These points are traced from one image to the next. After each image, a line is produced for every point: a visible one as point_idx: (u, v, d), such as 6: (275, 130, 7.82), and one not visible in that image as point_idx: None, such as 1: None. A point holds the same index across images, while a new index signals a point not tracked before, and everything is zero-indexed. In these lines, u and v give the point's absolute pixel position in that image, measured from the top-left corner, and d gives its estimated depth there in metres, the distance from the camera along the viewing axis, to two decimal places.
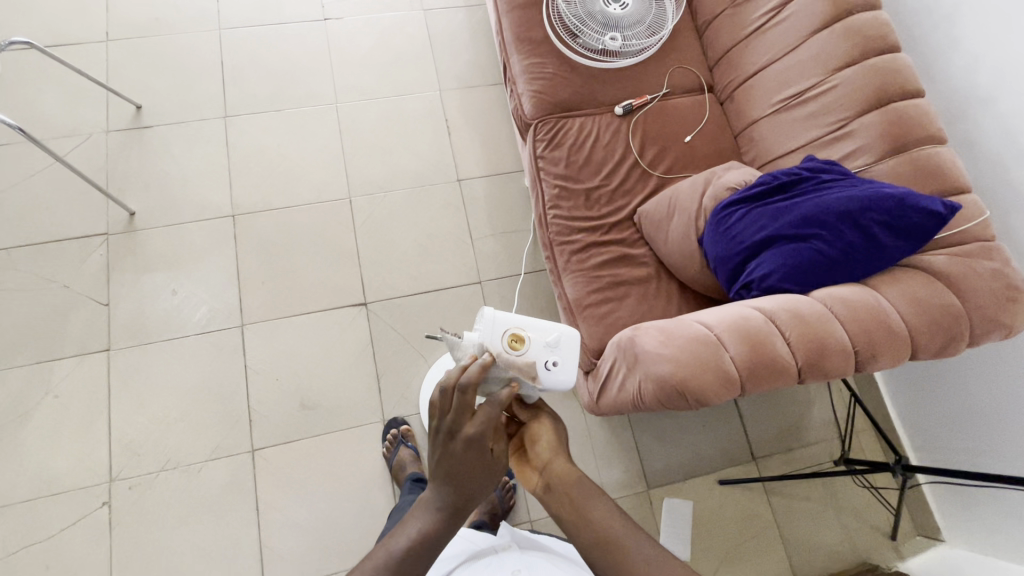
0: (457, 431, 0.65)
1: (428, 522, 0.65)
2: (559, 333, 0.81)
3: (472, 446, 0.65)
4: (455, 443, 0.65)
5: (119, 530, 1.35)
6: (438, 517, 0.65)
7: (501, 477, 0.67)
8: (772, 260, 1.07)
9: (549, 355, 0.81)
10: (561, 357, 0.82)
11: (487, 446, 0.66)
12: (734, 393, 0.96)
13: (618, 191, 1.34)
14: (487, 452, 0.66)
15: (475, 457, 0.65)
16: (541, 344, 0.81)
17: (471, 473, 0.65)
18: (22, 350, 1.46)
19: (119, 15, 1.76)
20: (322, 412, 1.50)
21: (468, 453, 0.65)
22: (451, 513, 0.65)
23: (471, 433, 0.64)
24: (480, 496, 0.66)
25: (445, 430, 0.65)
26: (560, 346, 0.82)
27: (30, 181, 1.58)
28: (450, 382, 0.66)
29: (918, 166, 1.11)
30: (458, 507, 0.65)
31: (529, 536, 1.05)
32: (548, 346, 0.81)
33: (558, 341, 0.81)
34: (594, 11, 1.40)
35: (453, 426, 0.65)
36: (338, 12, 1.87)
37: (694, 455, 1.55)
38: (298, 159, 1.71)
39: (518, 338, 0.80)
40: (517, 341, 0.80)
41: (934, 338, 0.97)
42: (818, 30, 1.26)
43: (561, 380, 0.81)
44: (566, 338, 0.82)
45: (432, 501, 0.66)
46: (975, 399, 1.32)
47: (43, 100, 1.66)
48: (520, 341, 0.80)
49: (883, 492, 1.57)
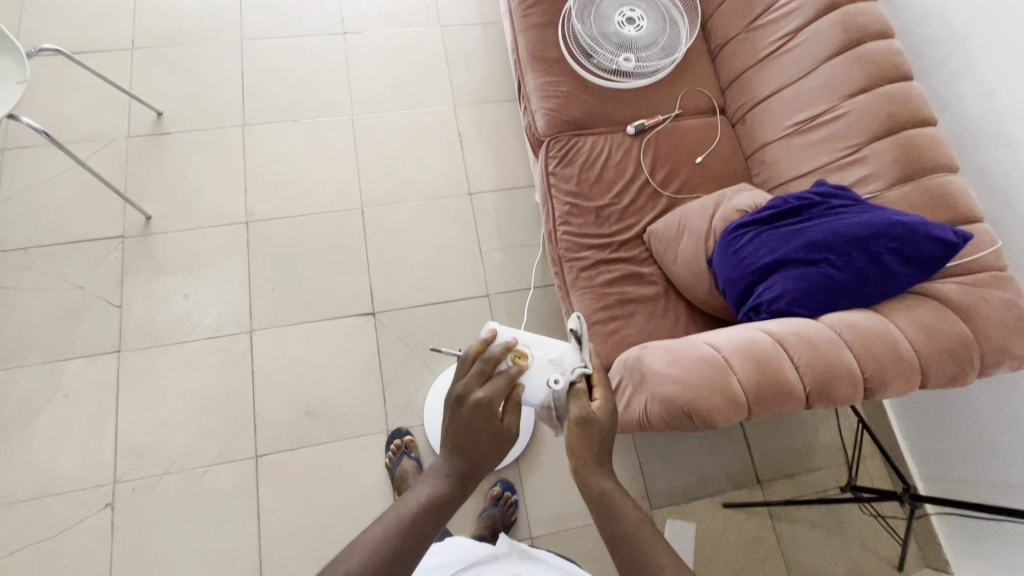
0: (468, 398, 0.71)
1: (435, 485, 0.69)
2: (563, 351, 0.83)
3: (480, 412, 0.70)
4: (465, 408, 0.70)
5: (121, 533, 1.36)
6: (446, 480, 0.69)
7: (506, 448, 0.71)
8: (781, 284, 1.07)
9: (554, 373, 0.82)
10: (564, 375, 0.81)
11: (494, 414, 0.71)
12: (742, 416, 0.95)
13: (628, 210, 1.35)
14: (493, 420, 0.71)
15: (482, 423, 0.70)
16: (545, 362, 0.82)
17: (477, 439, 0.70)
18: (34, 349, 1.48)
19: (145, 24, 1.81)
20: (327, 420, 1.50)
21: (476, 417, 0.70)
22: (458, 477, 0.70)
23: (480, 398, 0.70)
24: (486, 463, 0.71)
25: (458, 395, 0.71)
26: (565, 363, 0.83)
27: (50, 184, 1.61)
28: (470, 353, 0.75)
29: (930, 194, 1.11)
30: (464, 471, 0.70)
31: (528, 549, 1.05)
32: (552, 364, 0.82)
33: (562, 359, 0.82)
34: (608, 33, 1.43)
35: (466, 391, 0.72)
36: (356, 26, 1.91)
37: (699, 477, 1.54)
38: (313, 168, 1.74)
39: (522, 355, 0.81)
40: (523, 356, 0.81)
41: (945, 367, 0.97)
42: (831, 56, 1.27)
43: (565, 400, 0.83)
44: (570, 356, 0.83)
45: (441, 467, 0.70)
46: (987, 431, 1.30)
47: (68, 104, 1.70)
48: (524, 357, 0.81)
49: (890, 521, 1.54)
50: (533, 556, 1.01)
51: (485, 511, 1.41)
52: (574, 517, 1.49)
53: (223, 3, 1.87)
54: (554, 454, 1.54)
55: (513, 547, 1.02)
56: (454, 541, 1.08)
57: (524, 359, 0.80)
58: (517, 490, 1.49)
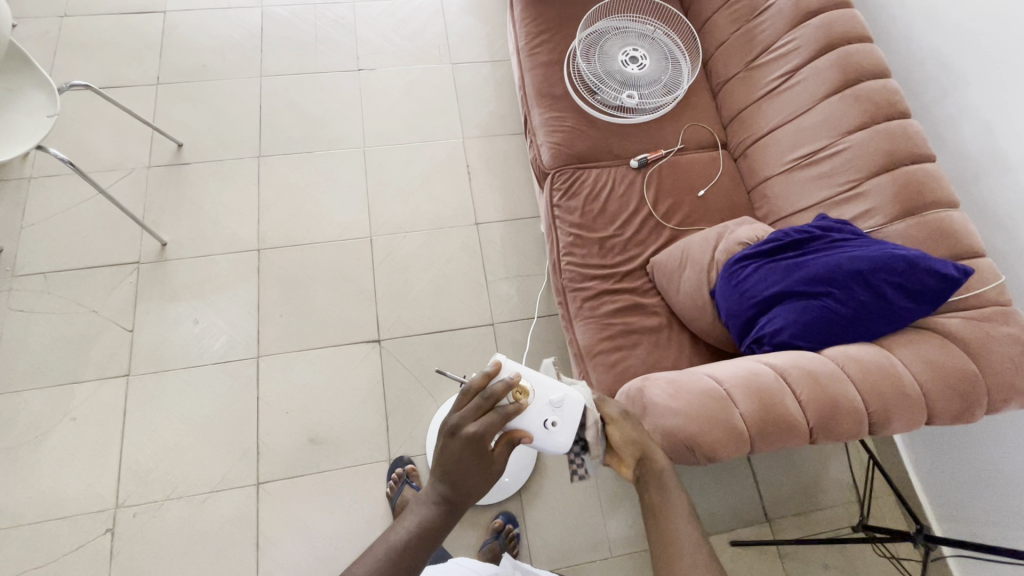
0: (463, 428, 0.73)
1: (425, 513, 0.69)
2: (563, 394, 0.87)
3: (472, 444, 0.72)
4: (459, 438, 0.72)
5: (119, 559, 1.35)
6: (434, 510, 0.70)
7: (494, 481, 0.73)
8: (783, 317, 1.07)
9: (550, 414, 0.86)
10: (561, 417, 0.86)
11: (487, 446, 0.73)
12: (744, 450, 0.94)
13: (631, 242, 1.37)
14: (485, 454, 0.72)
15: (473, 455, 0.71)
16: (544, 402, 0.86)
17: (468, 469, 0.71)
18: (46, 372, 1.50)
19: (171, 62, 1.90)
20: (329, 447, 1.50)
21: (469, 449, 0.71)
22: (447, 507, 0.70)
23: (474, 431, 0.72)
24: (474, 495, 0.72)
25: (453, 425, 0.73)
26: (562, 407, 0.87)
27: (72, 211, 1.67)
28: (471, 386, 0.77)
29: (932, 229, 1.12)
30: (454, 502, 0.70)
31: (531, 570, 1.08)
32: (550, 404, 0.86)
33: (561, 401, 0.86)
34: (612, 71, 1.49)
35: (461, 422, 0.73)
36: (371, 63, 1.99)
37: (707, 514, 1.50)
38: (324, 198, 1.78)
39: (524, 391, 0.84)
40: (525, 393, 0.84)
41: (950, 404, 0.95)
42: (828, 95, 1.30)
43: (557, 440, 0.85)
44: (569, 400, 0.87)
45: (430, 495, 0.71)
46: (1002, 471, 1.27)
47: (93, 135, 1.77)
48: (526, 394, 0.84)
49: (905, 563, 1.49)
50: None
51: (485, 544, 1.40)
52: (578, 552, 1.46)
53: (245, 41, 1.97)
54: (558, 486, 1.52)
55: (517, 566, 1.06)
56: (457, 561, 1.08)
57: (525, 397, 0.84)
58: (519, 523, 1.47)
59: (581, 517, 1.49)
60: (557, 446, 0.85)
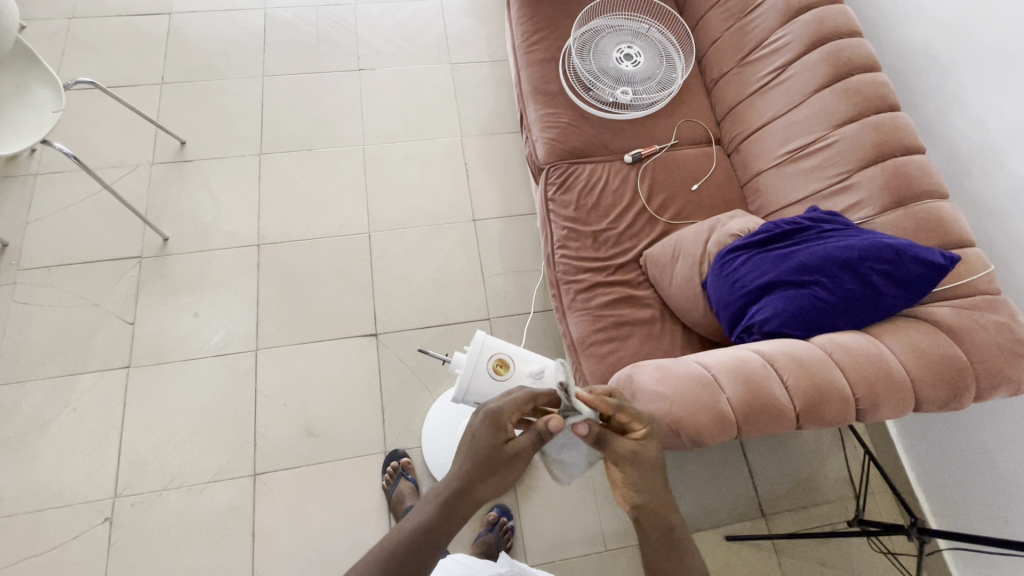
0: (487, 404, 0.83)
1: (428, 512, 0.74)
2: (542, 366, 0.93)
3: (490, 415, 0.80)
4: (481, 411, 0.81)
5: (117, 548, 1.36)
6: (439, 504, 0.74)
7: (503, 463, 0.78)
8: (772, 305, 1.08)
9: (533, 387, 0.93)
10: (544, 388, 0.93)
11: (504, 421, 0.80)
12: (731, 436, 0.95)
13: (625, 235, 1.38)
14: (500, 428, 0.79)
15: (489, 428, 0.79)
16: (526, 375, 0.93)
17: (481, 448, 0.78)
18: (48, 363, 1.52)
19: (175, 61, 1.94)
20: (326, 440, 1.52)
21: (484, 421, 0.80)
22: (460, 492, 0.75)
23: (493, 405, 0.81)
24: (480, 484, 0.76)
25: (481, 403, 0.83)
26: (544, 379, 0.93)
27: (76, 206, 1.70)
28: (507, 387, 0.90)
29: (921, 219, 1.13)
30: (466, 488, 0.76)
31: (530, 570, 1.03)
32: (532, 377, 0.93)
33: (540, 374, 0.92)
34: (607, 68, 1.51)
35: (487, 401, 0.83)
36: (371, 63, 2.02)
37: (702, 509, 1.50)
38: (323, 195, 1.81)
39: (505, 365, 0.94)
40: (505, 367, 0.94)
41: (938, 390, 0.96)
42: (820, 89, 1.31)
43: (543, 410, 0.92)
44: (548, 371, 0.93)
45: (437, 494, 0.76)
46: (998, 464, 1.26)
47: (98, 134, 1.81)
48: (505, 369, 0.93)
49: (901, 558, 1.49)
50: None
51: (480, 537, 1.40)
52: (573, 546, 1.46)
53: (247, 41, 2.00)
54: (553, 481, 1.52)
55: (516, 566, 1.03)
56: (456, 556, 1.09)
57: (504, 372, 0.93)
58: (514, 516, 1.47)
59: (575, 511, 1.49)
60: None
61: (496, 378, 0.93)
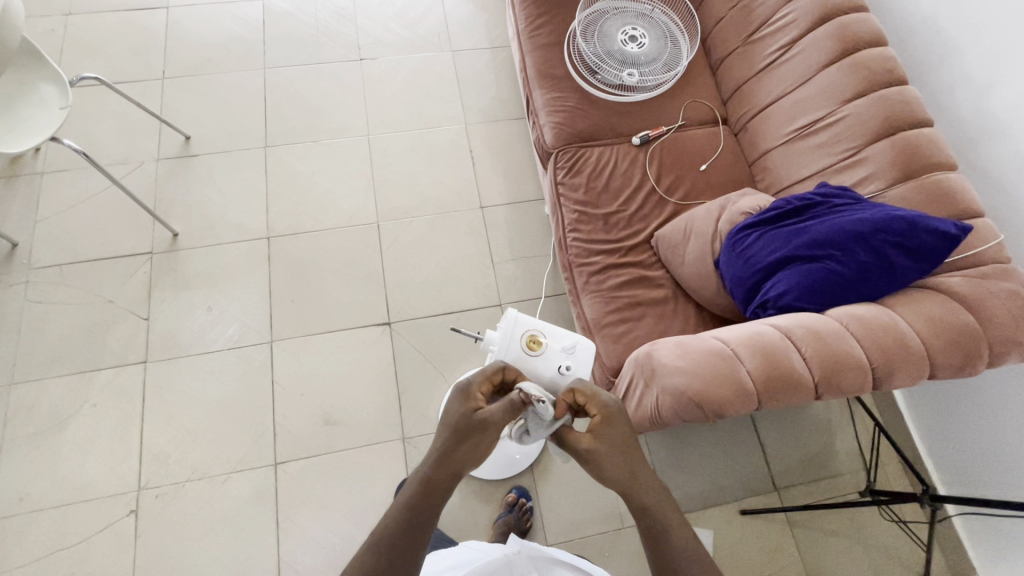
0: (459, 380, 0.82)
1: (412, 494, 0.72)
2: (573, 340, 0.94)
3: (461, 387, 0.79)
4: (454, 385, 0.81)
5: (144, 538, 1.39)
6: (422, 480, 0.72)
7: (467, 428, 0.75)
8: (787, 281, 1.09)
9: (563, 360, 0.94)
10: (575, 361, 0.94)
11: (473, 392, 0.79)
12: (751, 407, 0.97)
13: (635, 217, 1.39)
14: (470, 399, 0.78)
15: (462, 399, 0.78)
16: (558, 350, 0.94)
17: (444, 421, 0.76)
18: (65, 361, 1.53)
19: (175, 55, 1.93)
20: (343, 428, 1.53)
21: (456, 395, 0.79)
22: (442, 475, 0.72)
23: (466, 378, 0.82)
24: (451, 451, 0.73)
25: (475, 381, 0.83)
26: (575, 352, 0.94)
27: (85, 204, 1.70)
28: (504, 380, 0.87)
29: (931, 191, 1.14)
30: (447, 468, 0.73)
31: (545, 551, 0.95)
32: (563, 351, 0.94)
33: (572, 347, 0.93)
34: (612, 50, 1.51)
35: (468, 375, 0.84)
36: (372, 53, 2.01)
37: (716, 484, 1.53)
38: (330, 187, 1.81)
39: (537, 341, 0.95)
40: (538, 343, 0.95)
41: (952, 357, 0.98)
42: (826, 65, 1.32)
43: None
44: (581, 346, 0.94)
45: (420, 475, 0.73)
46: (1006, 430, 1.29)
47: (102, 130, 1.80)
48: (538, 344, 0.94)
49: (912, 526, 1.52)
50: (550, 564, 0.91)
51: (500, 518, 1.42)
52: (590, 524, 1.49)
53: (247, 34, 1.99)
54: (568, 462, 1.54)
55: (524, 546, 0.94)
56: (476, 545, 1.06)
57: (537, 347, 0.94)
58: (532, 497, 1.50)
59: (591, 490, 1.52)
60: None
61: (529, 354, 0.94)
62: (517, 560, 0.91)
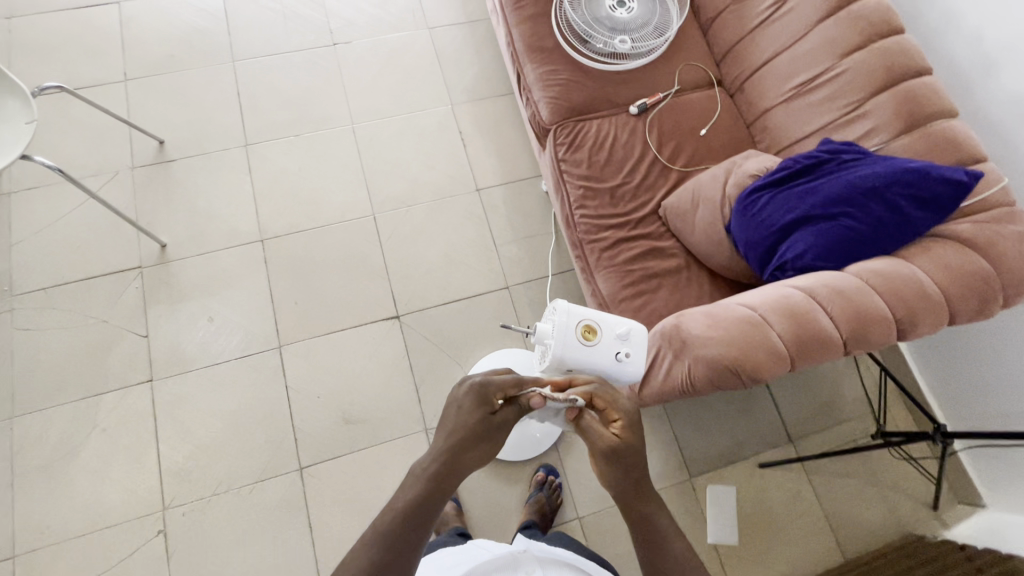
0: (475, 375, 0.80)
1: None
2: (629, 327, 0.94)
3: (480, 390, 0.77)
4: (466, 385, 0.78)
5: (176, 556, 1.37)
6: None
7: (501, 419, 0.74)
8: (804, 241, 1.10)
9: (619, 347, 0.94)
10: (632, 347, 0.95)
11: (491, 395, 0.78)
12: (784, 369, 0.99)
13: (641, 188, 1.38)
14: (487, 403, 0.77)
15: (481, 399, 0.77)
16: (613, 337, 0.94)
17: (480, 413, 0.75)
18: (66, 388, 1.48)
19: (135, 54, 1.81)
20: (365, 426, 1.52)
21: (473, 393, 0.77)
22: None
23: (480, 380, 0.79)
24: None
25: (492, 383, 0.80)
26: (629, 338, 0.95)
27: (62, 221, 1.61)
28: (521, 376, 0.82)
29: (936, 140, 1.15)
30: None
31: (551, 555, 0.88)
32: (618, 338, 0.94)
33: (629, 334, 0.94)
34: (600, 17, 1.46)
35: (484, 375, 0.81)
36: (345, 36, 1.92)
37: (735, 442, 1.58)
38: (319, 181, 1.75)
39: (593, 331, 0.94)
40: (592, 332, 0.94)
41: (969, 302, 1.01)
42: (822, 19, 1.31)
43: (631, 367, 0.95)
44: (636, 332, 0.95)
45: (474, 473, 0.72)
46: (1009, 364, 1.35)
47: (68, 142, 1.69)
48: (594, 334, 0.94)
49: (921, 462, 1.60)
50: (557, 565, 0.85)
51: (531, 498, 1.44)
52: None
53: (208, 25, 1.87)
54: None
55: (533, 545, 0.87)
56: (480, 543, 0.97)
57: (592, 336, 0.93)
58: (559, 473, 1.52)
59: None
60: (633, 375, 0.95)
61: (585, 344, 0.93)
62: (524, 558, 0.85)
